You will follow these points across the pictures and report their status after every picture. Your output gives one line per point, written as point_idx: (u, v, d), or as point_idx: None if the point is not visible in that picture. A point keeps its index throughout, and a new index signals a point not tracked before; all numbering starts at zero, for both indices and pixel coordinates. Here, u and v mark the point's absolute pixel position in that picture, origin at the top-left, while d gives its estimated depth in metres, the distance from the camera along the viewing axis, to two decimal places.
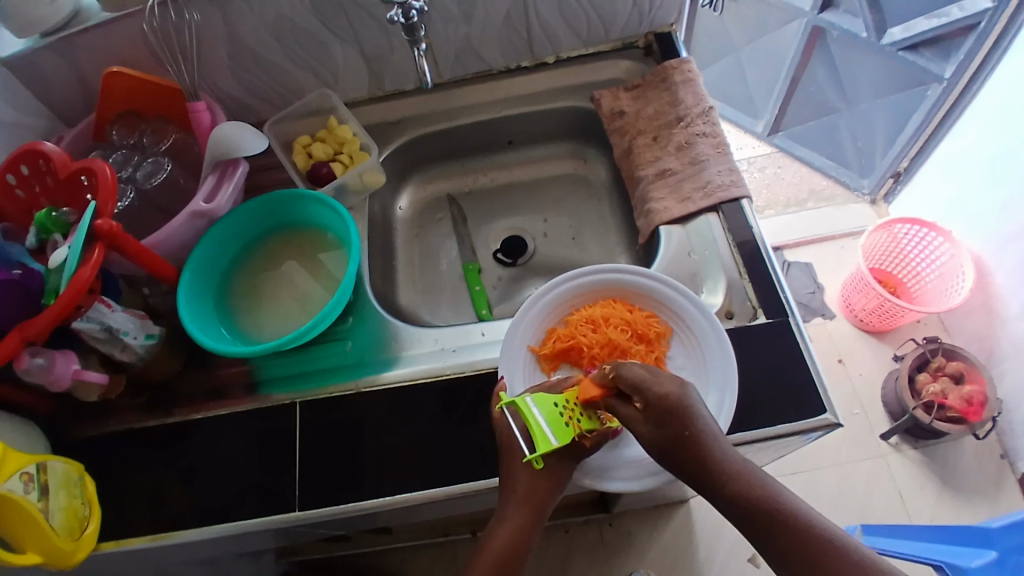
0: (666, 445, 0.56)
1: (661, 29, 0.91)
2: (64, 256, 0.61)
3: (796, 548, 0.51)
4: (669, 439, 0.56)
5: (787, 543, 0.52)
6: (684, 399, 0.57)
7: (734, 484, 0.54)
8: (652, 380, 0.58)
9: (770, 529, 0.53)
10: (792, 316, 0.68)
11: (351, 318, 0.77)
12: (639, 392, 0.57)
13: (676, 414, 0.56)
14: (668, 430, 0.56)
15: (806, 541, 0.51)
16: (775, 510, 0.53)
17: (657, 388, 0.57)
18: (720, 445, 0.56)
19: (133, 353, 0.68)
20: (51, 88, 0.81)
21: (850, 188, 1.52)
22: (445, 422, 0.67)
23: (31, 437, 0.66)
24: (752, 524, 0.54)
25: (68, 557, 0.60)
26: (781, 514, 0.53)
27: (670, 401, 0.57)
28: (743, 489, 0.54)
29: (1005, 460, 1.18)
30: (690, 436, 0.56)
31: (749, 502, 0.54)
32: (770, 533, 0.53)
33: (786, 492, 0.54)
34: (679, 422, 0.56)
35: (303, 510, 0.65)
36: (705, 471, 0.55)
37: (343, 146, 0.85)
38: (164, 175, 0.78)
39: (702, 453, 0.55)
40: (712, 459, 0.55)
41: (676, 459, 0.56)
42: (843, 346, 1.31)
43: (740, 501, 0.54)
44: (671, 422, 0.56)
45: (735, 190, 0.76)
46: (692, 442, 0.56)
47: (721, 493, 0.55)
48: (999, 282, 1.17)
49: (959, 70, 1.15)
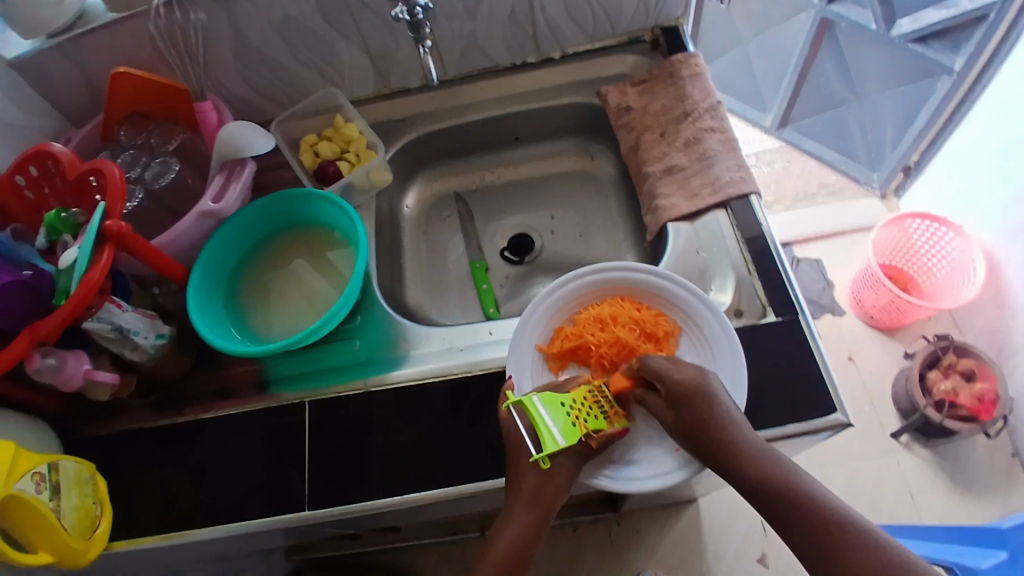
0: (688, 429, 0.58)
1: (667, 23, 0.90)
2: (74, 257, 0.62)
3: (816, 533, 0.53)
4: (689, 424, 0.57)
5: (808, 527, 0.53)
6: (702, 392, 0.58)
7: (758, 470, 0.56)
8: (672, 368, 0.60)
9: (791, 514, 0.54)
10: (803, 314, 0.68)
11: (359, 316, 0.77)
12: (660, 379, 0.60)
13: (696, 400, 0.58)
14: (690, 416, 0.58)
15: (826, 526, 0.53)
16: (796, 496, 0.55)
17: (678, 375, 0.59)
18: (730, 444, 0.56)
19: (143, 353, 0.69)
20: (57, 89, 0.82)
21: (860, 183, 1.50)
22: (453, 421, 0.67)
23: (43, 437, 0.67)
24: (775, 509, 0.56)
25: (79, 557, 0.61)
26: (802, 496, 0.54)
27: (690, 390, 0.58)
28: (766, 474, 0.55)
29: (1016, 456, 1.17)
30: (713, 424, 0.57)
31: (772, 488, 0.55)
32: (791, 518, 0.54)
33: (806, 476, 0.56)
34: (699, 408, 0.58)
35: (313, 509, 0.65)
36: (729, 459, 0.56)
37: (349, 144, 0.85)
38: (171, 175, 0.79)
39: (723, 437, 0.56)
40: (736, 444, 0.56)
41: (699, 446, 0.57)
42: (853, 341, 1.31)
43: (764, 486, 0.55)
44: (692, 408, 0.58)
45: (744, 187, 0.76)
46: (711, 428, 0.57)
47: (745, 479, 0.56)
48: (1010, 275, 1.15)
49: (970, 61, 1.14)
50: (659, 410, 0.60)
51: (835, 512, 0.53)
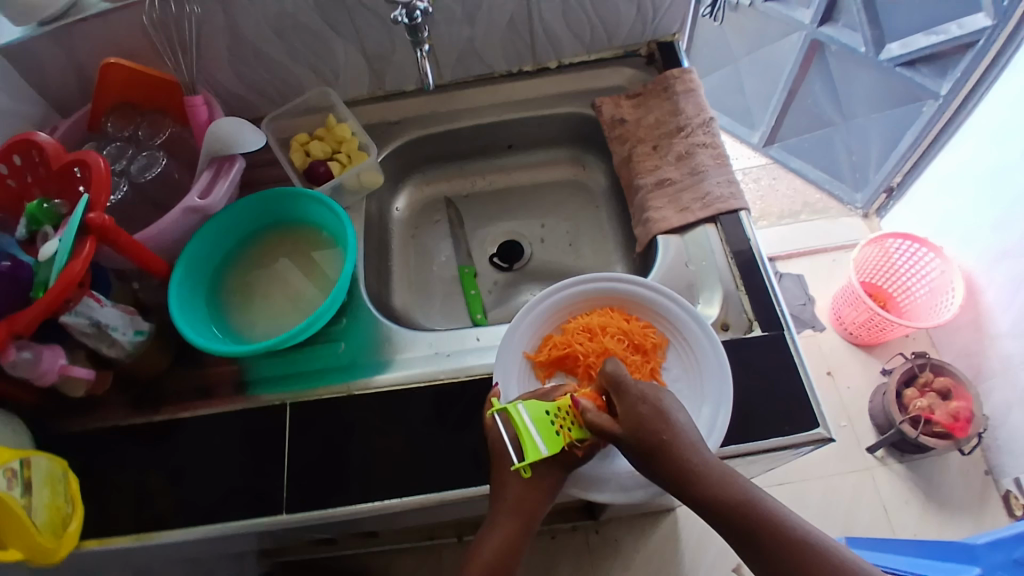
0: (642, 445, 0.56)
1: (664, 38, 0.91)
2: (54, 249, 0.60)
3: (783, 556, 0.51)
4: (644, 441, 0.56)
5: (774, 552, 0.51)
6: (647, 413, 0.57)
7: (708, 487, 0.53)
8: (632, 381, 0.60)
9: (752, 530, 0.52)
10: (788, 330, 0.68)
11: (345, 318, 0.76)
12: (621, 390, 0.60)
13: (656, 411, 0.58)
14: (641, 432, 0.56)
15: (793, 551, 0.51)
16: (758, 517, 0.52)
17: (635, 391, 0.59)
18: (697, 455, 0.56)
19: (121, 349, 0.67)
20: (46, 77, 0.80)
21: (843, 203, 1.53)
22: (438, 427, 0.66)
23: (15, 432, 0.65)
24: (742, 535, 0.52)
25: (50, 555, 0.59)
26: (764, 518, 0.52)
27: (643, 406, 0.58)
28: (719, 488, 0.53)
29: (989, 477, 1.20)
30: (667, 438, 0.56)
31: (723, 504, 0.53)
32: (755, 543, 0.52)
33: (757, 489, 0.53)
34: (654, 424, 0.57)
35: (290, 514, 0.64)
36: (686, 478, 0.54)
37: (341, 145, 0.85)
38: (158, 168, 0.77)
39: (681, 455, 0.55)
40: (691, 461, 0.55)
41: (655, 464, 0.56)
42: (833, 357, 1.32)
43: (713, 500, 0.53)
44: (649, 424, 0.57)
45: (734, 203, 0.77)
46: (665, 442, 0.55)
47: (696, 495, 0.54)
48: (989, 297, 1.17)
49: (956, 88, 1.16)
50: (608, 428, 0.57)
51: (789, 523, 0.52)
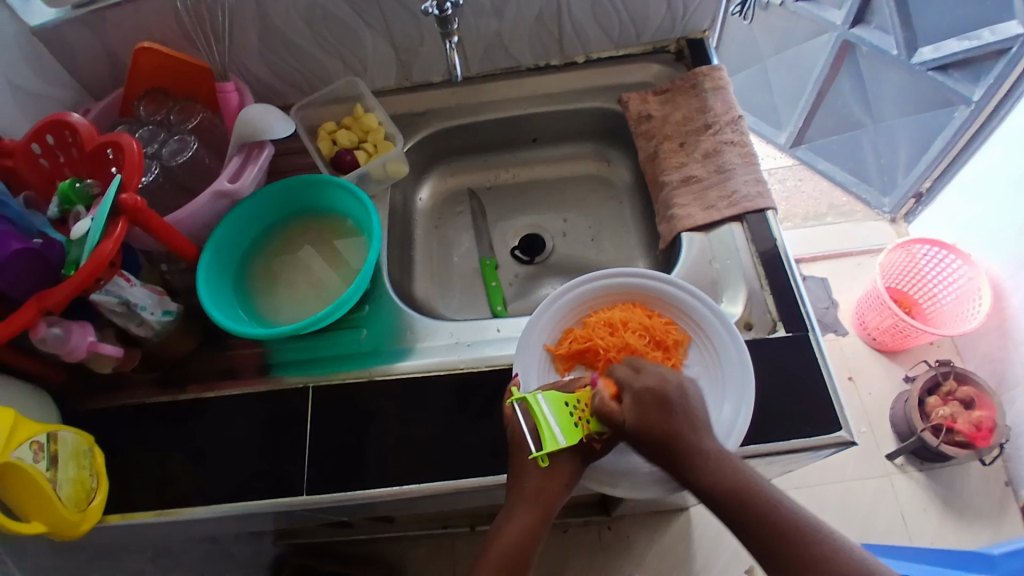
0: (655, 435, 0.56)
1: (693, 35, 0.90)
2: (87, 228, 0.61)
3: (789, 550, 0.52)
4: (663, 434, 0.56)
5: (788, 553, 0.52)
6: (664, 406, 0.57)
7: (729, 484, 0.54)
8: (635, 378, 0.60)
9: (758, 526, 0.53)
10: (812, 331, 0.68)
11: (367, 305, 0.77)
12: (624, 388, 0.59)
13: (677, 406, 0.57)
14: (650, 427, 0.56)
15: (817, 554, 0.51)
16: (782, 515, 0.53)
17: (641, 383, 0.59)
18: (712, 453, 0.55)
19: (149, 329, 0.69)
20: (80, 60, 0.82)
21: (870, 206, 1.50)
22: (456, 416, 0.67)
23: (42, 406, 0.67)
24: (754, 535, 0.53)
25: (73, 529, 0.60)
26: (779, 521, 0.53)
27: (670, 394, 0.58)
28: (733, 485, 0.54)
29: (1010, 488, 1.17)
30: (689, 428, 0.56)
31: (733, 501, 0.54)
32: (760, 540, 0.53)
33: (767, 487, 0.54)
34: (667, 413, 0.57)
35: (309, 496, 0.64)
36: (711, 465, 0.55)
37: (367, 134, 0.85)
38: (189, 154, 0.78)
39: (705, 450, 0.56)
40: (711, 456, 0.55)
41: (677, 455, 0.56)
42: (854, 363, 1.31)
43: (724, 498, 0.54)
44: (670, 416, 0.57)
45: (761, 201, 0.76)
46: (685, 432, 0.56)
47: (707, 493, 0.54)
48: (1016, 308, 1.15)
49: (988, 93, 1.14)
50: (613, 413, 0.57)
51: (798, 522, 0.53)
